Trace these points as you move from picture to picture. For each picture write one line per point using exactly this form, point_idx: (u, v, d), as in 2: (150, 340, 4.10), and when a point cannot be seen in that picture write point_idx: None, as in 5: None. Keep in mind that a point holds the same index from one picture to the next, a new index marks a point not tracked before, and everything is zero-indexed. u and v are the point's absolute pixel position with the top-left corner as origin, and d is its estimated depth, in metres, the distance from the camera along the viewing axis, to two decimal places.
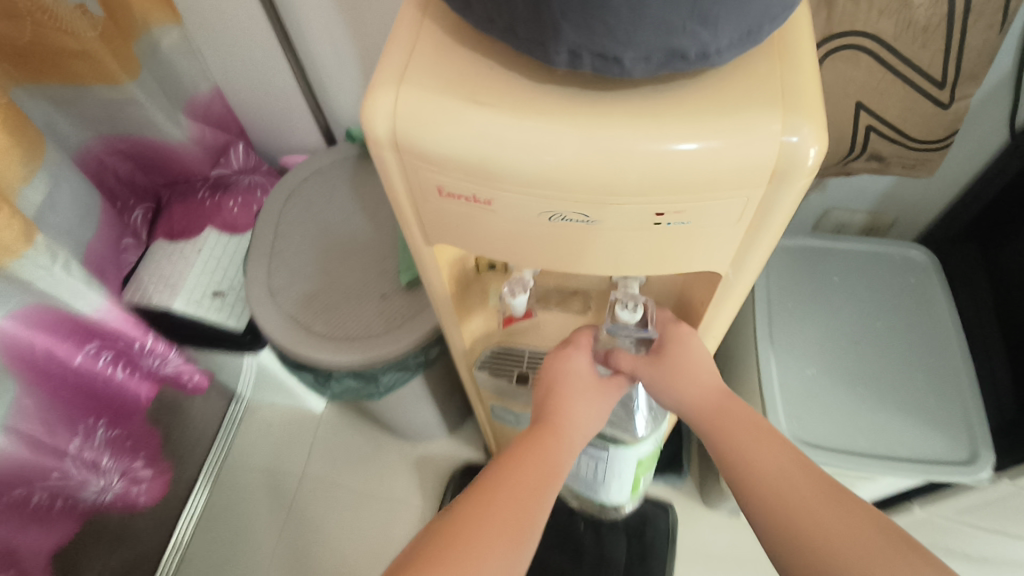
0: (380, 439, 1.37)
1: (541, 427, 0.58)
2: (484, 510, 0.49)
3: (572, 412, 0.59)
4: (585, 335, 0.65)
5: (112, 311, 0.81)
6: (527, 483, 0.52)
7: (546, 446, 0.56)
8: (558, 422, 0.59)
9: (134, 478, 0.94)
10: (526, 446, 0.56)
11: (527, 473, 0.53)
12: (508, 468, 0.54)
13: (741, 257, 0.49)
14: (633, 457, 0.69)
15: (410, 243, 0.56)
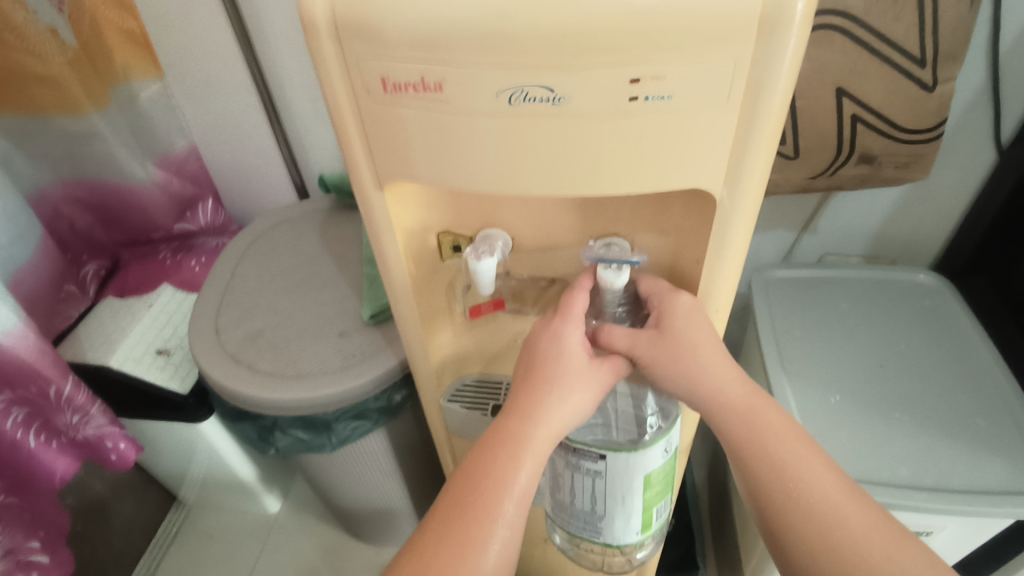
0: (339, 546, 1.15)
1: (511, 433, 0.49)
2: (435, 552, 0.45)
3: (551, 407, 0.49)
4: (578, 295, 0.52)
5: (23, 336, 0.72)
6: (487, 514, 0.46)
7: (512, 463, 0.48)
8: (530, 420, 0.49)
9: (23, 563, 0.76)
10: (488, 462, 0.48)
11: (487, 502, 0.46)
12: (466, 494, 0.47)
13: (736, 170, 0.43)
14: (640, 473, 0.56)
15: (357, 186, 0.50)
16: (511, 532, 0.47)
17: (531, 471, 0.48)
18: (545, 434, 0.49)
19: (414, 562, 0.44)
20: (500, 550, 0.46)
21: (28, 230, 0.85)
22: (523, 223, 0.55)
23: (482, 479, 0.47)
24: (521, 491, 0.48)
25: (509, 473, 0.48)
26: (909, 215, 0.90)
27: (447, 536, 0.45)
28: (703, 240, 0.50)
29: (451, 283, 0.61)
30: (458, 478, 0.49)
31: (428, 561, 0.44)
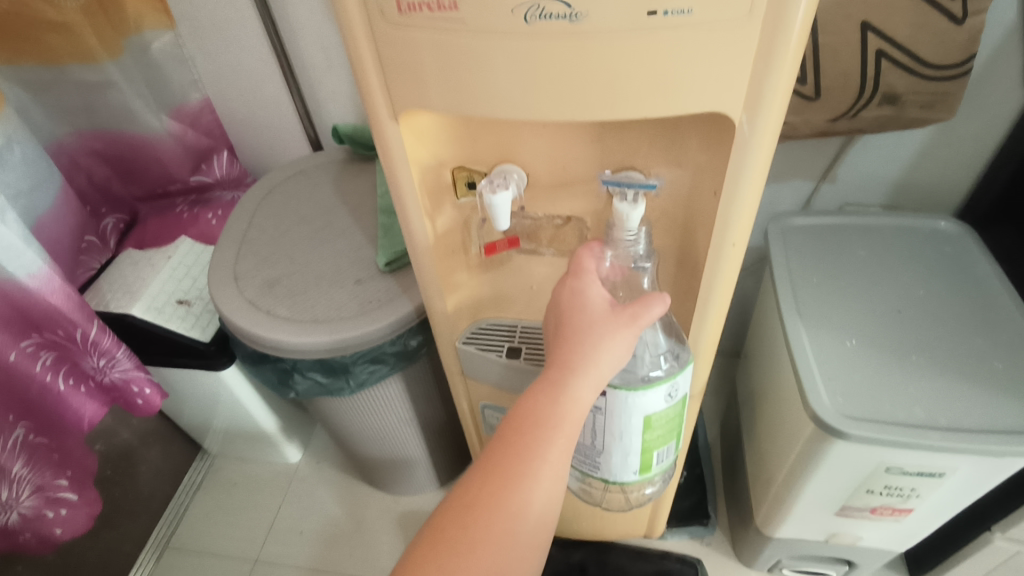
0: (358, 496, 1.18)
1: (548, 385, 0.48)
2: (484, 500, 0.46)
3: (587, 358, 0.48)
4: (587, 257, 0.53)
5: (47, 279, 0.74)
6: (531, 464, 0.47)
7: (552, 415, 0.47)
8: (574, 368, 0.48)
9: (51, 500, 0.79)
10: (529, 414, 0.48)
11: (531, 454, 0.47)
12: (509, 446, 0.47)
13: (756, 93, 0.42)
14: (639, 414, 0.56)
15: (371, 117, 0.50)
16: (554, 480, 0.48)
17: (572, 421, 0.48)
18: (588, 381, 0.48)
19: (462, 511, 0.46)
20: (543, 498, 0.47)
21: (48, 175, 0.86)
22: (539, 159, 0.54)
23: (523, 431, 0.48)
24: (563, 443, 0.48)
25: (551, 424, 0.47)
26: (932, 163, 0.88)
27: (493, 487, 0.46)
28: (720, 171, 0.49)
29: (467, 222, 0.61)
30: (506, 425, 0.49)
31: (475, 513, 0.45)
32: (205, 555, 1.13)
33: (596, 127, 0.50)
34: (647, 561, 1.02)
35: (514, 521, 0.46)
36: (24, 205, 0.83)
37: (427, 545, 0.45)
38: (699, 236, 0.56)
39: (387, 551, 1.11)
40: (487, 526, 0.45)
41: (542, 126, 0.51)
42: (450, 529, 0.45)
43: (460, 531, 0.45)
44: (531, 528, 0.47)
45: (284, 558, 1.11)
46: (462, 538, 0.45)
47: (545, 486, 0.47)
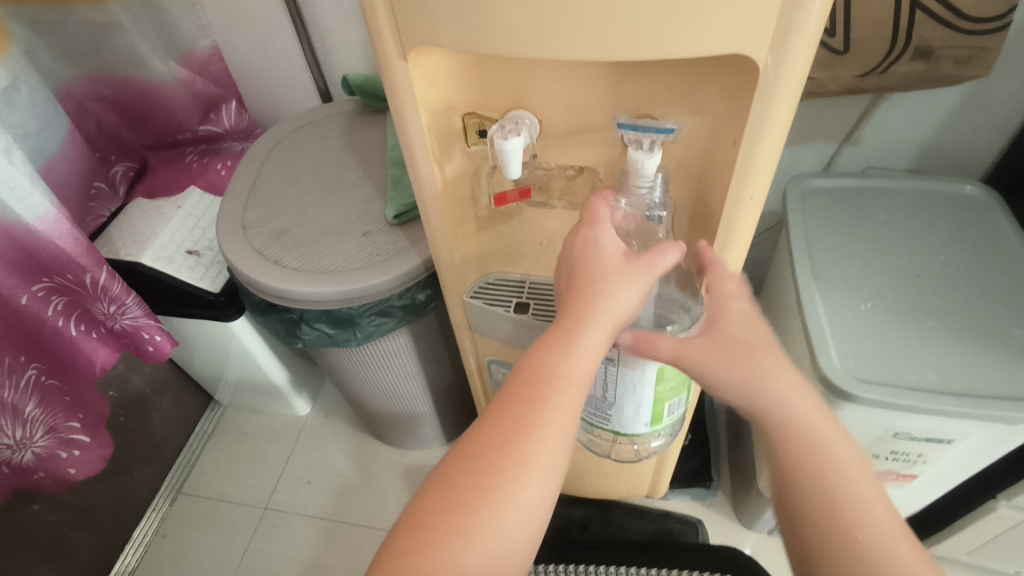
0: (364, 449, 1.20)
1: (561, 334, 0.47)
2: (491, 448, 0.44)
3: (600, 307, 0.47)
4: (601, 205, 0.52)
5: (55, 222, 0.74)
6: (543, 413, 0.45)
7: (564, 363, 0.46)
8: (584, 317, 0.47)
9: (64, 441, 0.79)
10: (540, 364, 0.47)
11: (542, 402, 0.45)
12: (521, 394, 0.46)
13: (783, 33, 0.40)
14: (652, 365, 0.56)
15: (380, 55, 0.48)
16: (569, 432, 0.46)
17: (585, 370, 0.46)
18: (598, 330, 0.47)
19: (469, 459, 0.44)
20: (556, 450, 0.45)
21: (57, 118, 0.86)
22: (552, 105, 0.52)
23: (535, 380, 0.46)
24: (576, 392, 0.46)
25: (563, 372, 0.46)
26: (961, 126, 0.85)
27: (501, 435, 0.45)
28: (741, 120, 0.47)
29: (477, 171, 0.59)
30: (516, 375, 0.47)
31: (482, 459, 0.44)
32: (217, 501, 1.15)
33: (612, 70, 0.48)
34: (649, 520, 1.02)
35: (525, 469, 0.43)
36: (31, 145, 0.83)
37: (436, 494, 0.43)
38: (714, 190, 0.54)
39: (393, 504, 1.12)
40: (495, 475, 0.43)
41: (556, 69, 0.50)
42: (460, 478, 0.44)
43: (467, 479, 0.43)
44: (544, 481, 0.44)
45: (292, 506, 1.13)
46: (469, 485, 0.43)
47: (557, 436, 0.45)
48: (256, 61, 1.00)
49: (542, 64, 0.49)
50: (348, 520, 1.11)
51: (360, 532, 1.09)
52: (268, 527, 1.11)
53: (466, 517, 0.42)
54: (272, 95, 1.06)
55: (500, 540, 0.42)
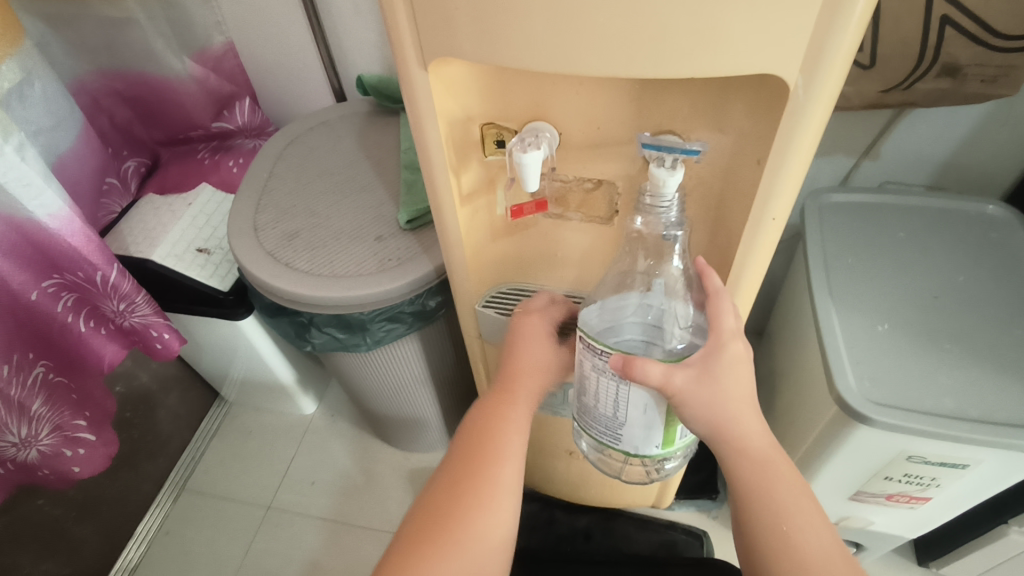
0: (368, 450, 1.19)
1: (506, 389, 0.60)
2: (460, 483, 0.54)
3: (529, 360, 0.61)
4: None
5: (68, 220, 0.73)
6: (499, 455, 0.56)
7: (511, 411, 0.59)
8: (514, 366, 0.61)
9: (70, 439, 0.79)
10: (494, 413, 0.59)
11: (498, 444, 0.57)
12: (480, 441, 0.57)
13: (816, 54, 0.39)
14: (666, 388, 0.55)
15: (401, 64, 0.48)
16: (520, 468, 0.57)
17: (527, 415, 0.60)
18: (529, 376, 0.61)
19: (445, 494, 0.54)
20: (513, 475, 0.56)
21: (69, 114, 0.85)
22: (573, 119, 0.51)
23: (490, 428, 0.58)
24: (518, 430, 0.58)
25: (511, 420, 0.58)
26: (984, 143, 0.83)
27: (467, 468, 0.55)
28: (767, 140, 0.46)
29: (492, 182, 0.59)
30: (471, 420, 0.60)
31: (455, 491, 0.54)
32: (220, 498, 1.15)
33: (636, 85, 0.47)
34: (653, 531, 1.01)
35: (491, 496, 0.54)
36: (44, 140, 0.82)
37: (424, 531, 0.52)
38: (735, 209, 0.53)
39: (396, 506, 1.12)
40: (467, 503, 0.53)
41: (578, 83, 0.49)
42: (438, 516, 0.53)
43: (446, 508, 0.53)
44: (507, 505, 0.54)
45: (295, 506, 1.13)
46: (449, 514, 0.53)
47: (509, 461, 0.57)
48: (271, 59, 1.00)
49: (564, 77, 0.48)
50: (351, 521, 1.10)
51: (362, 534, 1.08)
52: (271, 526, 1.11)
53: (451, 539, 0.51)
54: (286, 93, 1.05)
55: (474, 567, 0.51)
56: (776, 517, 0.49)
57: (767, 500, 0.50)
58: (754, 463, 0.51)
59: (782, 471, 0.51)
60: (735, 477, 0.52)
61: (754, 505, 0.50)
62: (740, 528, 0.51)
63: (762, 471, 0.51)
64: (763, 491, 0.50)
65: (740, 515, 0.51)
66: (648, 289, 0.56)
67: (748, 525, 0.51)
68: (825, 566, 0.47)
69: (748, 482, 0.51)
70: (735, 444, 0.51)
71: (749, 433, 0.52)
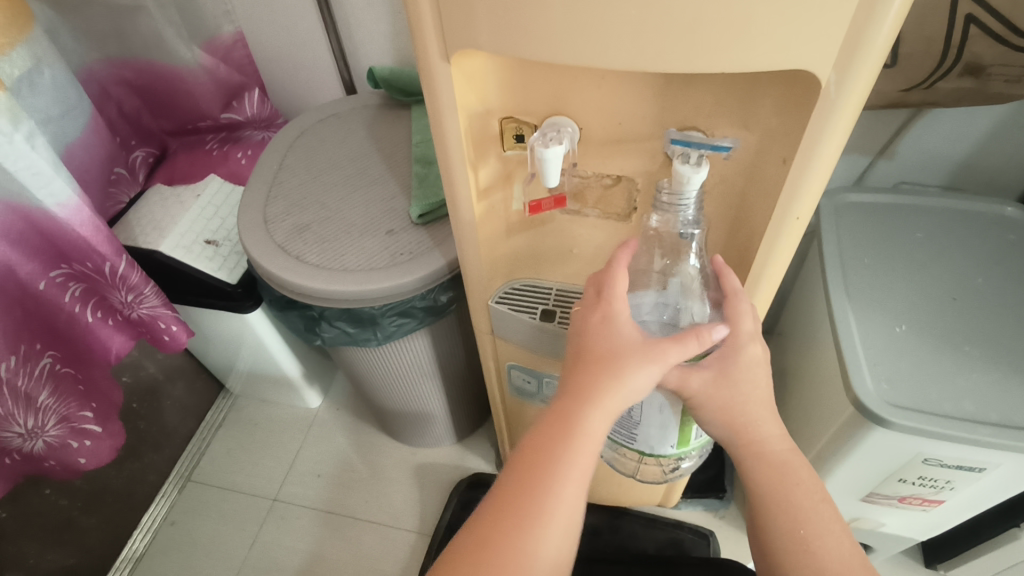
0: (374, 444, 1.19)
1: (563, 417, 0.46)
2: (499, 534, 0.44)
3: (609, 383, 0.46)
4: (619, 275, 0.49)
5: (76, 210, 0.72)
6: (543, 503, 0.45)
7: (567, 449, 0.45)
8: (586, 392, 0.46)
9: (76, 430, 0.78)
10: (544, 448, 0.46)
11: (545, 488, 0.45)
12: (524, 481, 0.45)
13: (850, 51, 0.38)
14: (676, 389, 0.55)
15: (422, 56, 0.47)
16: (570, 529, 0.46)
17: (588, 452, 0.46)
18: (607, 408, 0.46)
19: (479, 545, 0.44)
20: (565, 529, 0.45)
21: (79, 103, 0.84)
22: (594, 114, 0.51)
23: (537, 465, 0.46)
24: (580, 475, 0.46)
25: (566, 459, 0.45)
26: (1002, 145, 0.82)
27: (511, 519, 0.44)
28: (794, 138, 0.45)
29: (509, 177, 0.58)
30: (524, 452, 0.47)
31: (491, 545, 0.44)
32: (225, 490, 1.15)
33: (660, 80, 0.47)
34: (660, 529, 1.01)
35: (534, 554, 0.44)
36: (52, 129, 0.82)
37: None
38: (756, 208, 0.52)
39: (401, 501, 1.11)
40: (501, 564, 0.43)
41: (601, 77, 0.48)
42: None
43: (477, 566, 0.43)
44: (551, 565, 0.44)
45: (300, 499, 1.13)
46: (481, 575, 0.43)
47: (561, 514, 0.45)
48: (281, 50, 0.99)
49: (587, 72, 0.47)
50: (356, 515, 1.10)
51: (367, 529, 1.08)
52: (276, 519, 1.10)
53: None
54: (295, 84, 1.04)
55: None
56: (795, 523, 0.49)
57: (785, 506, 0.49)
58: (771, 468, 0.51)
59: (801, 479, 0.51)
60: (752, 483, 0.51)
61: (771, 511, 0.50)
62: (759, 536, 0.51)
63: (780, 477, 0.50)
64: (781, 497, 0.50)
65: (758, 522, 0.51)
66: (664, 289, 0.55)
67: (766, 531, 0.50)
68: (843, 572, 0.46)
69: (766, 488, 0.51)
70: (752, 448, 0.52)
71: (767, 438, 0.52)
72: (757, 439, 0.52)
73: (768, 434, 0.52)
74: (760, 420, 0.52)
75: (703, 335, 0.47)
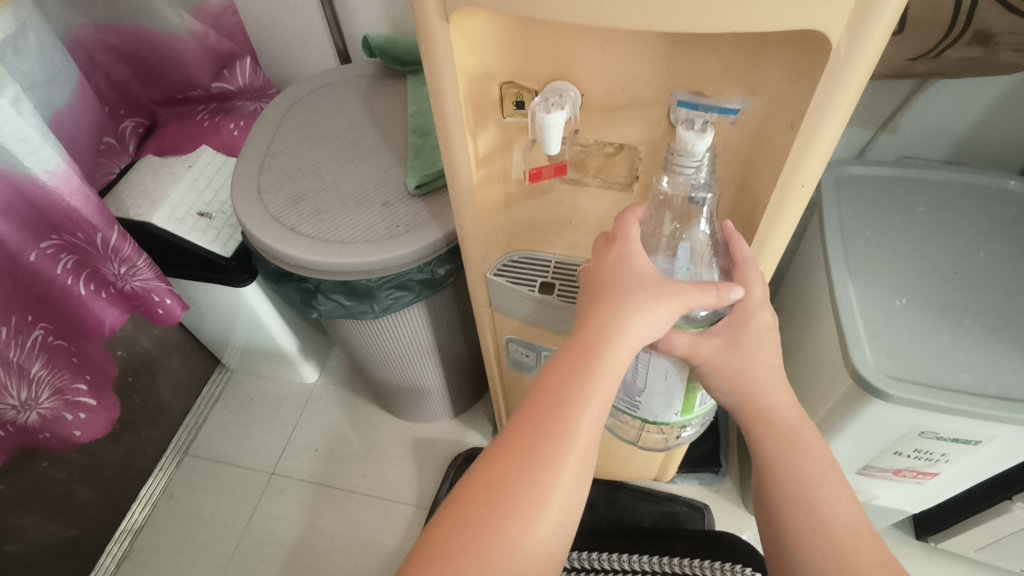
0: (370, 419, 1.19)
1: (580, 358, 0.46)
2: (508, 479, 0.43)
3: (623, 329, 0.46)
4: (632, 223, 0.51)
5: (66, 178, 0.71)
6: (558, 442, 0.44)
7: (584, 390, 0.45)
8: (598, 340, 0.46)
9: (70, 403, 0.77)
10: (560, 388, 0.45)
11: (560, 428, 0.44)
12: (533, 427, 0.45)
13: (862, 11, 0.37)
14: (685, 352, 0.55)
15: (420, 17, 0.45)
16: (581, 475, 0.45)
17: (605, 395, 0.46)
18: (619, 354, 0.46)
19: (487, 489, 0.43)
20: (576, 476, 0.44)
21: (65, 68, 0.82)
22: (596, 78, 0.49)
23: (552, 405, 0.45)
24: (592, 422, 0.45)
25: (582, 401, 0.45)
26: (1007, 117, 0.81)
27: (520, 464, 0.44)
28: (802, 103, 0.44)
29: (509, 145, 0.57)
30: (532, 398, 0.46)
31: (500, 489, 0.43)
32: (222, 464, 1.15)
33: (666, 43, 0.45)
34: (655, 503, 1.02)
35: (542, 498, 0.43)
36: (41, 96, 0.80)
37: (451, 522, 0.43)
38: (762, 177, 0.51)
39: (399, 475, 1.12)
40: (510, 507, 0.43)
41: (605, 39, 0.46)
42: (466, 524, 0.42)
43: (484, 508, 0.43)
44: (561, 510, 0.44)
45: (297, 473, 1.13)
46: (488, 516, 0.42)
47: (572, 460, 0.44)
48: (272, 15, 0.96)
49: (590, 33, 0.46)
50: (353, 488, 1.10)
51: (365, 502, 1.09)
52: (273, 492, 1.11)
53: (486, 547, 0.41)
54: (288, 52, 1.02)
55: None
56: (804, 486, 0.48)
57: (795, 473, 0.49)
58: (781, 433, 0.50)
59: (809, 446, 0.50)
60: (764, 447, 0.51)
61: (779, 477, 0.49)
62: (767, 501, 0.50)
63: (791, 443, 0.50)
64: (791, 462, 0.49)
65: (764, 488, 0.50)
66: (674, 255, 0.54)
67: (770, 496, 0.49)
68: (853, 541, 0.45)
69: (776, 456, 0.50)
70: (762, 415, 0.51)
71: (778, 402, 0.51)
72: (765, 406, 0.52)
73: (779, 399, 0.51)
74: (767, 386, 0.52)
75: (723, 289, 0.48)
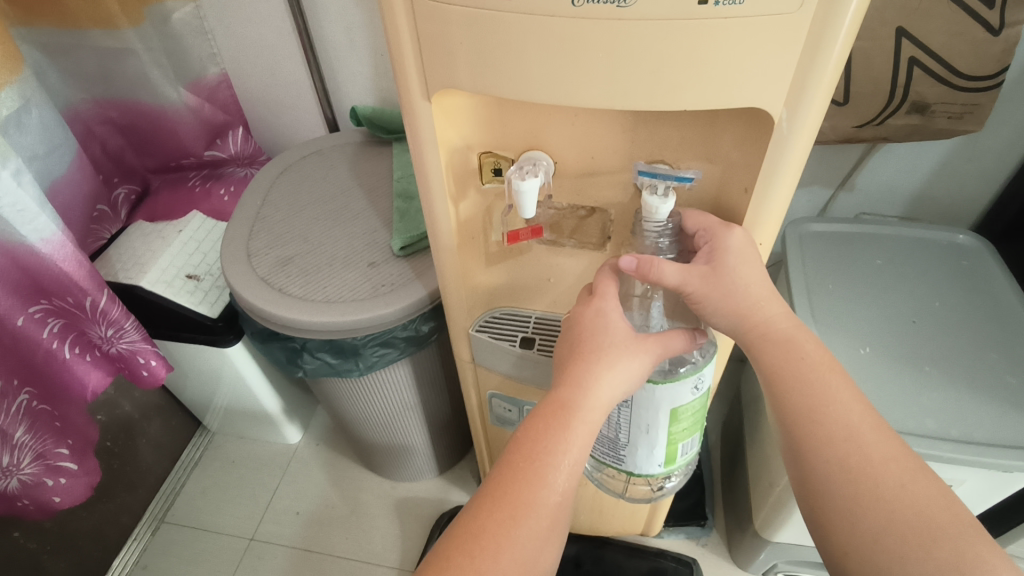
0: (353, 479, 1.18)
1: (559, 409, 0.48)
2: (490, 530, 0.45)
3: (599, 381, 0.49)
4: (609, 279, 0.54)
5: (60, 245, 0.73)
6: (538, 492, 0.46)
7: (563, 441, 0.47)
8: (574, 393, 0.49)
9: (51, 468, 0.78)
10: (539, 440, 0.48)
11: (538, 478, 0.46)
12: (514, 478, 0.46)
13: (797, 91, 0.42)
14: (667, 406, 0.56)
15: (404, 95, 0.50)
16: (556, 525, 0.47)
17: (580, 446, 0.48)
18: (594, 405, 0.49)
19: (468, 540, 0.44)
20: (551, 526, 0.46)
21: (66, 141, 0.86)
22: (567, 148, 0.54)
23: (532, 456, 0.47)
24: (568, 471, 0.47)
25: (559, 451, 0.47)
26: (952, 175, 0.88)
27: (500, 515, 0.45)
28: (753, 169, 0.49)
29: (489, 209, 0.60)
30: (512, 449, 0.48)
31: (482, 541, 0.44)
32: (199, 531, 1.13)
33: (629, 117, 0.50)
34: (644, 558, 1.00)
35: (522, 549, 0.45)
36: (39, 167, 0.83)
37: None
38: None
39: (383, 537, 1.10)
40: (492, 558, 0.44)
41: (574, 114, 0.51)
42: None
43: (466, 561, 0.44)
44: (539, 559, 0.45)
45: (279, 537, 1.11)
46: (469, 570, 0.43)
47: (548, 510, 0.46)
48: (265, 89, 1.01)
49: (560, 109, 0.50)
50: (335, 553, 1.08)
51: (347, 566, 1.06)
52: (253, 559, 1.08)
53: None
54: (279, 122, 1.07)
55: None
56: (872, 494, 0.44)
57: (857, 488, 0.44)
58: (824, 440, 0.47)
59: (872, 455, 0.45)
60: (823, 466, 0.46)
61: (833, 494, 0.45)
62: (827, 522, 0.46)
63: (851, 451, 0.46)
64: (823, 435, 0.47)
65: (816, 508, 0.47)
66: (648, 313, 0.57)
67: (826, 516, 0.46)
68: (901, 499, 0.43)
69: (810, 438, 0.47)
70: (809, 429, 0.47)
71: (847, 417, 0.47)
72: (810, 421, 0.48)
73: (838, 412, 0.47)
74: (809, 399, 0.48)
75: (691, 334, 0.53)
